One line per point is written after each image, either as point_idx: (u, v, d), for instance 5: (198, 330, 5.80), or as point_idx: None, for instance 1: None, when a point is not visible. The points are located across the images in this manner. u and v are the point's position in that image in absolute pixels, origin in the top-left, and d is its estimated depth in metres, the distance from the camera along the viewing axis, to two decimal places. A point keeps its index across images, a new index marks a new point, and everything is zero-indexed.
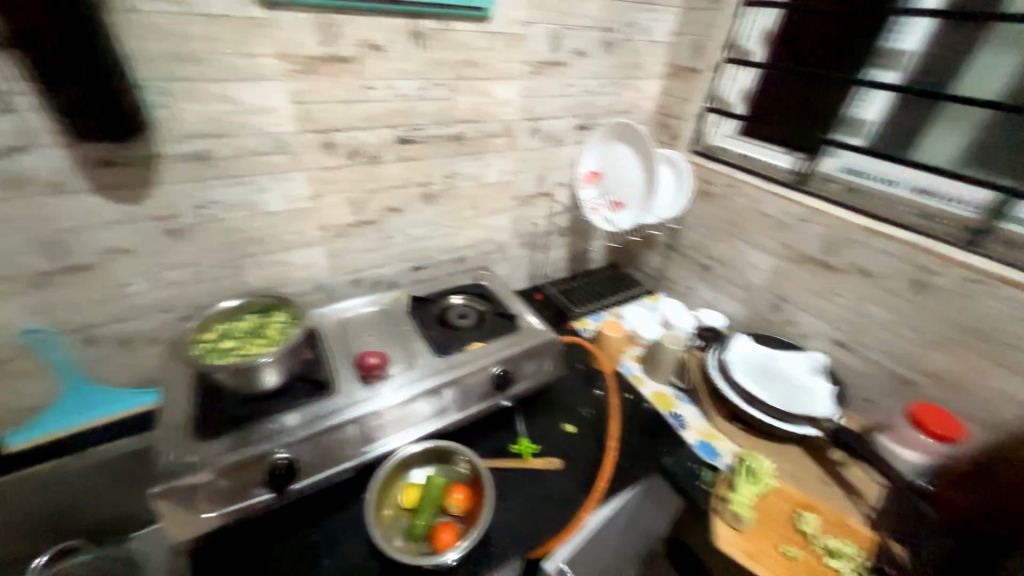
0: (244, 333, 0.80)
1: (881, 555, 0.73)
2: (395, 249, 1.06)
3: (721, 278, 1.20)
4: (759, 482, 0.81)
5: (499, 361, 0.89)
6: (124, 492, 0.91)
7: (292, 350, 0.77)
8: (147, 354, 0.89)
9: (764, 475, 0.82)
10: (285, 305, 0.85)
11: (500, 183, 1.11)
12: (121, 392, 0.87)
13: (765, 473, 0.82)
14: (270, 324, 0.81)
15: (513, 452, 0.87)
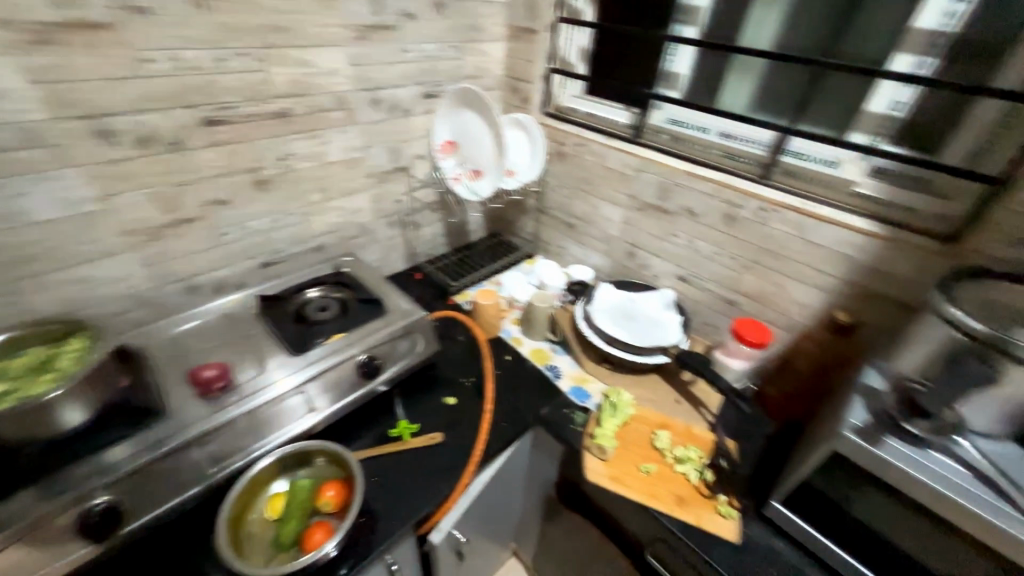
0: (25, 371, 0.67)
1: (716, 452, 0.86)
2: (235, 246, 0.95)
3: (585, 233, 1.28)
4: (620, 414, 0.90)
5: (364, 348, 0.86)
6: None
7: (100, 378, 0.68)
8: None
9: (624, 407, 0.92)
10: (84, 329, 0.73)
11: (348, 162, 1.04)
12: None
13: (625, 404, 0.92)
14: (61, 353, 0.69)
15: (393, 436, 0.86)
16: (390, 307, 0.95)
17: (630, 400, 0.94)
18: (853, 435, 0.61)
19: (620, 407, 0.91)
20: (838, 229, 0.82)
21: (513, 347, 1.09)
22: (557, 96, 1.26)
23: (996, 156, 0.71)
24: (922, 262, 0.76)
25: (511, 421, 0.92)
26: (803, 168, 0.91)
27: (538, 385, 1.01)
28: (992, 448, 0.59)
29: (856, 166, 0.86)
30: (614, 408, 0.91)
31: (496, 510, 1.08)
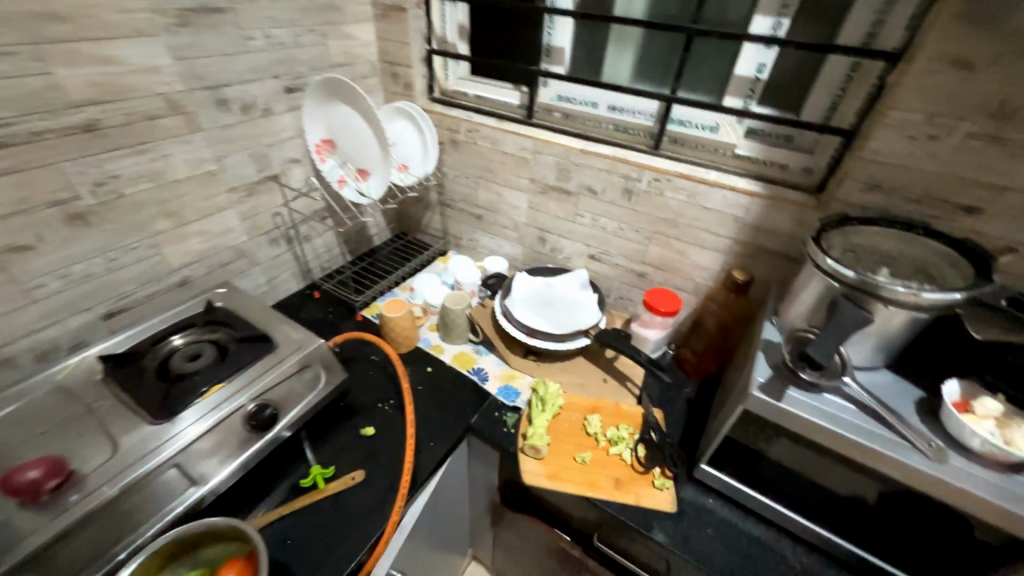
0: None
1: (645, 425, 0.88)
2: (60, 299, 0.76)
3: (494, 223, 1.23)
4: (550, 407, 0.88)
5: (253, 396, 0.74)
6: None
7: None
8: None
9: (553, 399, 0.90)
10: None
11: (200, 177, 0.87)
12: None
13: (553, 396, 0.89)
14: None
15: (306, 486, 0.76)
16: (279, 340, 0.83)
17: (558, 390, 0.92)
18: (760, 393, 0.63)
19: (550, 399, 0.89)
20: (726, 193, 0.85)
21: (434, 355, 1.02)
22: (442, 80, 1.17)
23: (847, 110, 0.76)
24: (798, 215, 0.80)
25: (438, 438, 0.86)
26: (687, 135, 0.92)
27: (464, 392, 0.95)
28: (871, 380, 0.65)
29: (733, 129, 0.88)
30: (543, 402, 0.89)
31: (442, 527, 1.02)
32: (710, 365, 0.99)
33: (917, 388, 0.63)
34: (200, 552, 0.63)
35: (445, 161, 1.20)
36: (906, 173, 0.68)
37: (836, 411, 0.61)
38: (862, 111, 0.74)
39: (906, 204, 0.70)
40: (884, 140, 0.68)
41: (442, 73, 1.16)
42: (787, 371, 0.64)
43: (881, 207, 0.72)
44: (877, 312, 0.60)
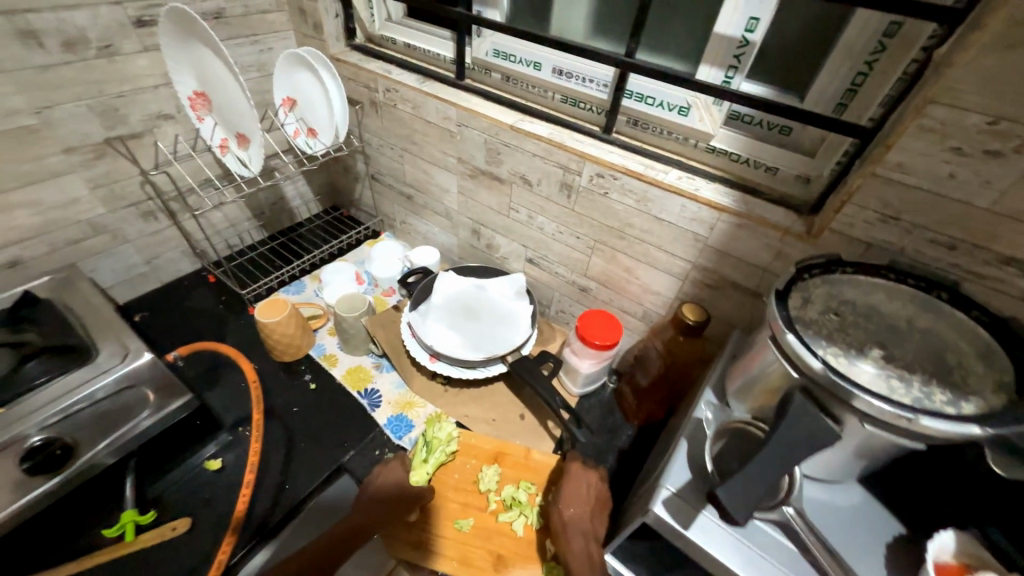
0: None
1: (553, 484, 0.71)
2: None
3: (424, 206, 1.02)
4: (436, 455, 0.71)
5: (43, 426, 0.59)
6: None
7: None
8: None
9: (443, 443, 0.73)
10: None
11: (12, 135, 0.68)
12: None
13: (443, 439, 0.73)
14: None
15: (113, 535, 0.64)
16: (102, 351, 0.68)
17: (454, 431, 0.75)
18: (662, 511, 0.43)
19: (438, 444, 0.72)
20: (685, 203, 0.62)
21: (324, 369, 0.86)
22: (367, 23, 0.92)
23: (868, 98, 0.52)
24: (776, 244, 0.58)
25: (297, 479, 0.73)
26: (650, 115, 0.67)
27: (347, 420, 0.80)
28: (828, 501, 0.45)
29: (708, 112, 0.63)
30: (429, 448, 0.72)
31: None
32: (653, 411, 0.79)
33: (898, 526, 0.43)
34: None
35: (368, 126, 0.98)
36: (939, 205, 0.46)
37: (766, 553, 0.41)
38: (890, 100, 0.50)
39: (929, 248, 0.48)
40: (913, 151, 0.44)
41: (367, 15, 0.91)
42: (708, 481, 0.44)
43: (889, 249, 0.50)
44: (846, 424, 0.40)
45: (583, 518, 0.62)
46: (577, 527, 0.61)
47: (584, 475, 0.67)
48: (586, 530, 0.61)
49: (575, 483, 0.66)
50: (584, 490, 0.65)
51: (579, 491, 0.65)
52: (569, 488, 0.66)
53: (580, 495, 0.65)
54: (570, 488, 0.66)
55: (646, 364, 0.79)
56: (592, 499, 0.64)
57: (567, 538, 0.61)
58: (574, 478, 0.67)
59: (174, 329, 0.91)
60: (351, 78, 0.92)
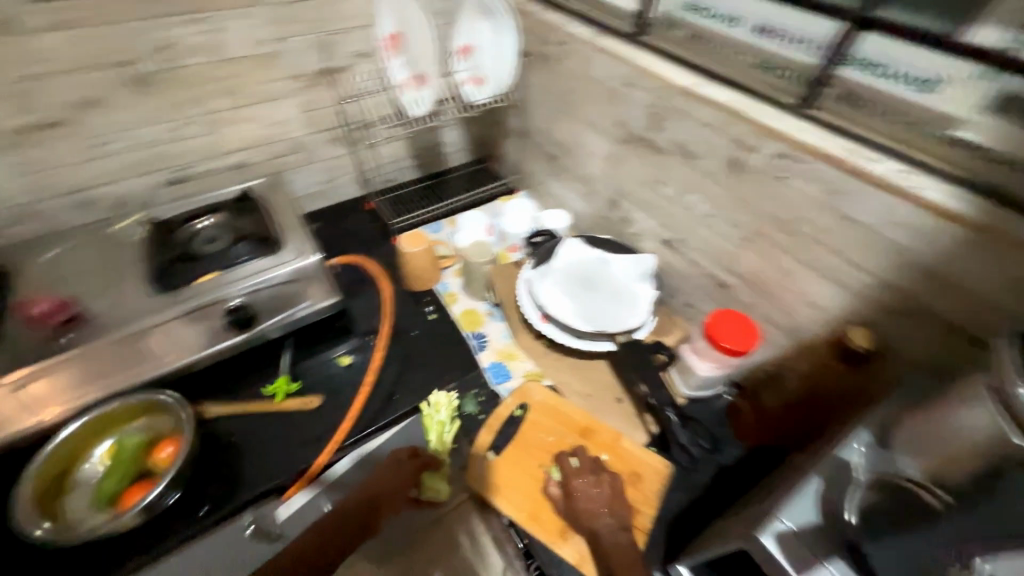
0: None
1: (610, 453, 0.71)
2: (126, 158, 0.83)
3: (566, 169, 1.01)
4: (435, 430, 0.73)
5: (242, 292, 0.76)
6: None
7: None
8: None
9: (434, 415, 0.74)
10: None
11: (258, 58, 0.84)
12: None
13: (431, 413, 0.74)
14: None
15: (267, 393, 0.79)
16: (286, 245, 0.82)
17: (439, 397, 0.76)
18: (771, 542, 0.37)
19: (431, 417, 0.74)
20: (893, 200, 0.50)
21: (444, 304, 0.94)
22: None
23: None
24: None
25: (404, 393, 0.81)
26: (875, 92, 0.56)
27: (455, 355, 0.86)
28: None
29: (962, 87, 0.51)
30: (426, 428, 0.73)
31: None
32: (775, 440, 0.68)
33: None
34: (142, 420, 0.70)
35: (530, 81, 0.99)
36: None
37: None
38: None
39: None
40: None
41: None
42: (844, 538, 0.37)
43: None
44: None
45: (589, 495, 0.63)
46: (602, 523, 0.61)
47: (589, 478, 0.65)
48: (610, 526, 0.61)
49: (584, 482, 0.65)
50: (591, 481, 0.65)
51: (589, 486, 0.64)
52: (579, 487, 0.64)
53: (591, 490, 0.64)
54: (583, 484, 0.64)
55: (780, 387, 0.70)
56: (603, 494, 0.64)
57: (596, 532, 0.61)
58: (583, 481, 0.65)
59: (336, 242, 1.07)
60: (525, 30, 0.93)
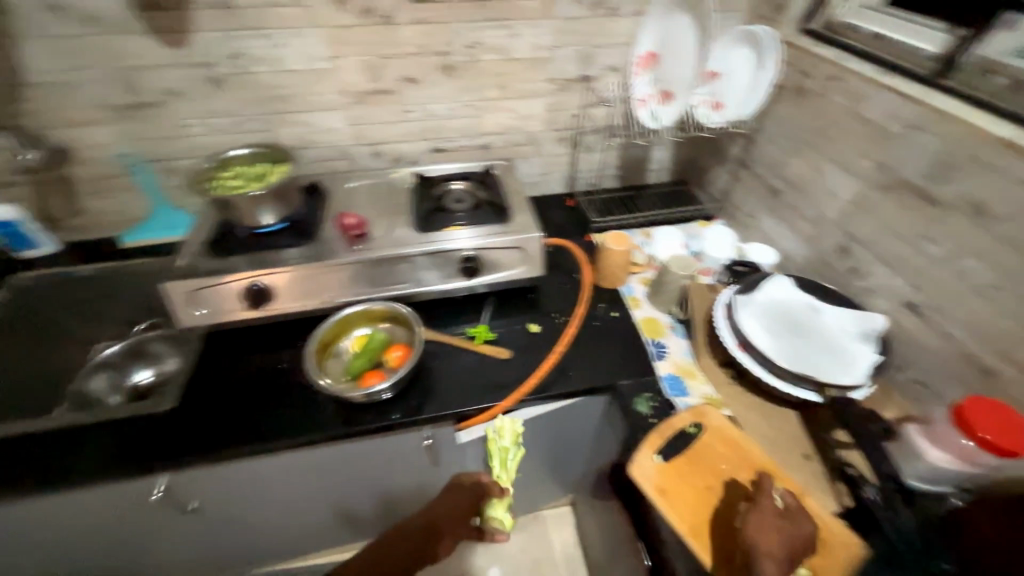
0: (250, 176, 0.88)
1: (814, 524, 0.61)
2: (415, 125, 1.05)
3: (790, 205, 0.96)
4: (499, 456, 0.81)
5: (473, 246, 0.89)
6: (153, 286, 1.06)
7: (282, 197, 0.89)
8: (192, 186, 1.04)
9: (498, 442, 0.80)
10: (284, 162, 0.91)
11: (534, 61, 1.00)
12: (174, 214, 1.06)
13: (494, 441, 0.80)
14: (267, 170, 0.89)
15: (468, 334, 0.92)
16: (515, 220, 0.94)
17: (503, 423, 0.80)
18: None
19: (496, 443, 0.80)
20: None
21: (627, 306, 0.97)
22: (836, 9, 0.89)
23: None
24: None
25: (579, 373, 0.85)
26: None
27: (634, 355, 0.88)
28: None
29: None
30: (492, 454, 0.81)
31: (559, 461, 1.06)
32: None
33: None
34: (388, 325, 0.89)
35: (773, 112, 0.97)
36: None
37: None
38: None
39: None
40: None
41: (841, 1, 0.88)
42: None
43: None
44: None
45: (774, 521, 0.59)
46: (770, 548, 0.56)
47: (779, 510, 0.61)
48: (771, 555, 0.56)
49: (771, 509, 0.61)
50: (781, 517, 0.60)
51: (778, 519, 0.59)
52: (767, 512, 0.60)
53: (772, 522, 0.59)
54: (769, 510, 0.60)
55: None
56: (787, 535, 0.58)
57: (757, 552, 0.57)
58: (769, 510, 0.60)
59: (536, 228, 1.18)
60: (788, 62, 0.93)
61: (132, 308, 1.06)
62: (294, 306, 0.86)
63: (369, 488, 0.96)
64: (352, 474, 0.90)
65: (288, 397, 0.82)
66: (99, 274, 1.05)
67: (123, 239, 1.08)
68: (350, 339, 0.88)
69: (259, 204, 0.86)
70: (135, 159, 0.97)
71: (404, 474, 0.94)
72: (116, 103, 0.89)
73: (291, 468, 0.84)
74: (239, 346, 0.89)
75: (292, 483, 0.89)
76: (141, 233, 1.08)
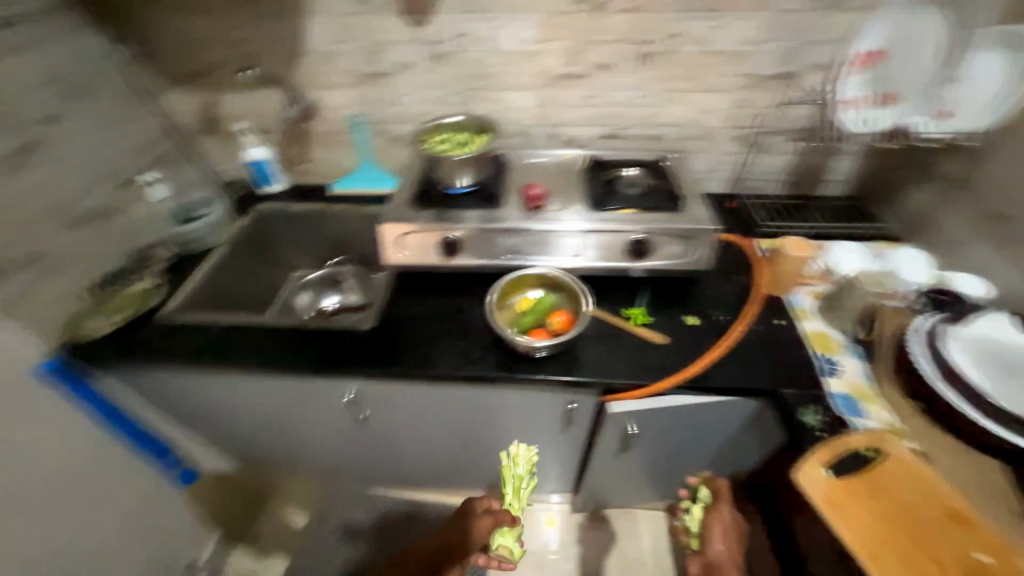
0: (457, 142, 1.01)
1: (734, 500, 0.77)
2: (596, 111, 1.10)
3: (1021, 236, 0.84)
4: (512, 482, 0.86)
5: (645, 230, 0.91)
6: (344, 228, 1.25)
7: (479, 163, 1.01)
8: (393, 147, 1.22)
9: (512, 468, 0.86)
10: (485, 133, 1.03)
11: (731, 55, 1.00)
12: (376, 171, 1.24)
13: (510, 469, 0.86)
14: (472, 139, 1.02)
15: (625, 314, 0.95)
16: (688, 210, 0.94)
17: (513, 447, 0.86)
18: None
19: (510, 470, 0.86)
20: None
21: (795, 317, 0.93)
22: None
23: None
24: None
25: (739, 372, 0.84)
26: None
27: (801, 367, 0.84)
28: None
29: None
30: (506, 484, 0.86)
31: (682, 459, 1.06)
32: None
33: None
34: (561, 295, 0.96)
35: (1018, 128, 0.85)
36: None
37: None
38: None
39: None
40: None
41: None
42: None
43: None
44: None
45: (728, 535, 0.72)
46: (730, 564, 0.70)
47: (728, 520, 0.74)
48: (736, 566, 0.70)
49: (721, 522, 0.74)
50: (728, 526, 0.74)
51: (723, 528, 0.73)
52: (717, 528, 0.73)
53: (725, 530, 0.73)
54: (720, 523, 0.73)
55: None
56: (732, 535, 0.73)
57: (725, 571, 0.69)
58: (721, 526, 0.73)
59: None
60: None
61: (328, 245, 1.27)
62: (475, 261, 0.97)
63: (504, 429, 1.07)
64: (496, 412, 1.01)
65: (462, 339, 0.94)
66: (300, 213, 1.23)
67: (329, 188, 1.26)
68: (523, 296, 0.97)
69: (462, 166, 0.99)
70: (358, 119, 1.16)
71: (540, 424, 1.02)
72: (360, 70, 1.08)
73: (454, 396, 0.97)
74: (423, 290, 1.04)
75: (447, 410, 1.02)
76: (344, 185, 1.25)
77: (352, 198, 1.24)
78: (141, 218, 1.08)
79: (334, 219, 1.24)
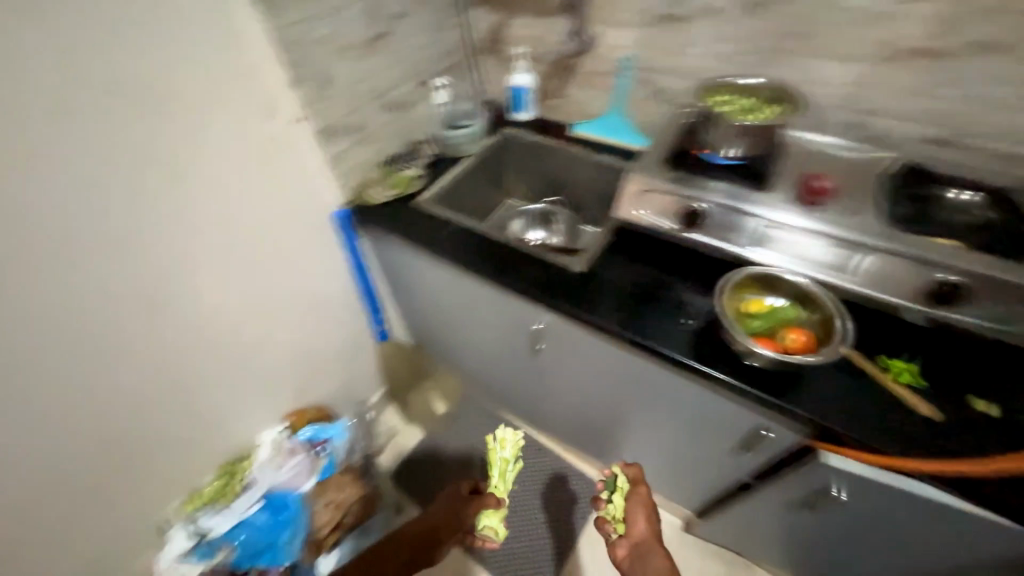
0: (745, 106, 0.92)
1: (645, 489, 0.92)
2: (935, 103, 0.88)
3: None
4: (497, 463, 1.00)
5: (965, 271, 0.70)
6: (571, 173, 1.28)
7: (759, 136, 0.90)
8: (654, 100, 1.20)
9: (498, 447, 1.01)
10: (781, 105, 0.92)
11: None
12: (622, 122, 1.25)
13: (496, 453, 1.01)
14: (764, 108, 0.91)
15: (882, 363, 0.77)
16: None
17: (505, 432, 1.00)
18: None
19: (496, 450, 1.01)
20: None
21: None
22: None
23: None
24: None
25: None
26: None
27: None
28: None
29: None
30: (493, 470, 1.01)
31: (868, 543, 0.88)
32: None
33: None
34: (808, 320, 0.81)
35: None
36: None
37: None
38: None
39: None
40: None
41: None
42: None
43: None
44: None
45: (644, 521, 0.87)
46: (647, 543, 0.85)
47: (642, 507, 0.89)
48: (654, 550, 0.83)
49: (638, 509, 0.89)
50: (642, 514, 0.88)
51: (640, 512, 0.88)
52: (635, 515, 0.88)
53: (639, 519, 0.87)
54: (637, 509, 0.89)
55: None
56: (647, 518, 0.88)
57: (650, 551, 0.83)
58: (637, 514, 0.88)
59: None
60: None
61: (552, 184, 1.33)
62: (709, 240, 0.87)
63: (666, 418, 1.02)
64: (668, 400, 0.97)
65: (668, 318, 0.89)
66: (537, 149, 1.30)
67: (572, 128, 1.30)
68: (760, 296, 0.85)
69: (736, 136, 0.91)
70: (631, 63, 1.17)
71: (710, 430, 0.95)
72: (660, 11, 1.06)
73: (636, 366, 0.95)
74: (635, 254, 1.00)
75: (620, 376, 1.01)
76: (587, 127, 1.28)
77: (591, 142, 1.25)
78: (424, 117, 1.27)
79: (566, 161, 1.28)
